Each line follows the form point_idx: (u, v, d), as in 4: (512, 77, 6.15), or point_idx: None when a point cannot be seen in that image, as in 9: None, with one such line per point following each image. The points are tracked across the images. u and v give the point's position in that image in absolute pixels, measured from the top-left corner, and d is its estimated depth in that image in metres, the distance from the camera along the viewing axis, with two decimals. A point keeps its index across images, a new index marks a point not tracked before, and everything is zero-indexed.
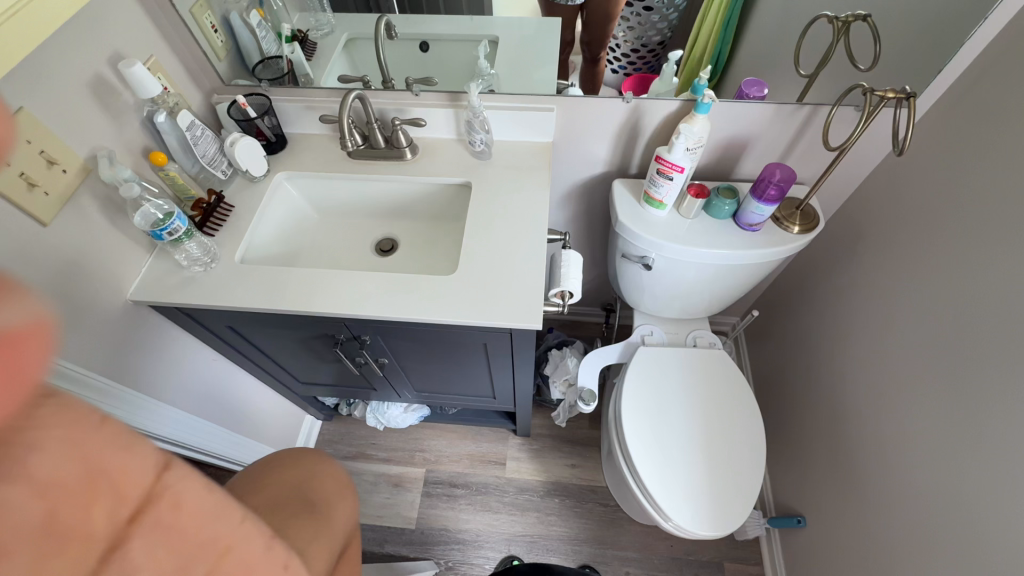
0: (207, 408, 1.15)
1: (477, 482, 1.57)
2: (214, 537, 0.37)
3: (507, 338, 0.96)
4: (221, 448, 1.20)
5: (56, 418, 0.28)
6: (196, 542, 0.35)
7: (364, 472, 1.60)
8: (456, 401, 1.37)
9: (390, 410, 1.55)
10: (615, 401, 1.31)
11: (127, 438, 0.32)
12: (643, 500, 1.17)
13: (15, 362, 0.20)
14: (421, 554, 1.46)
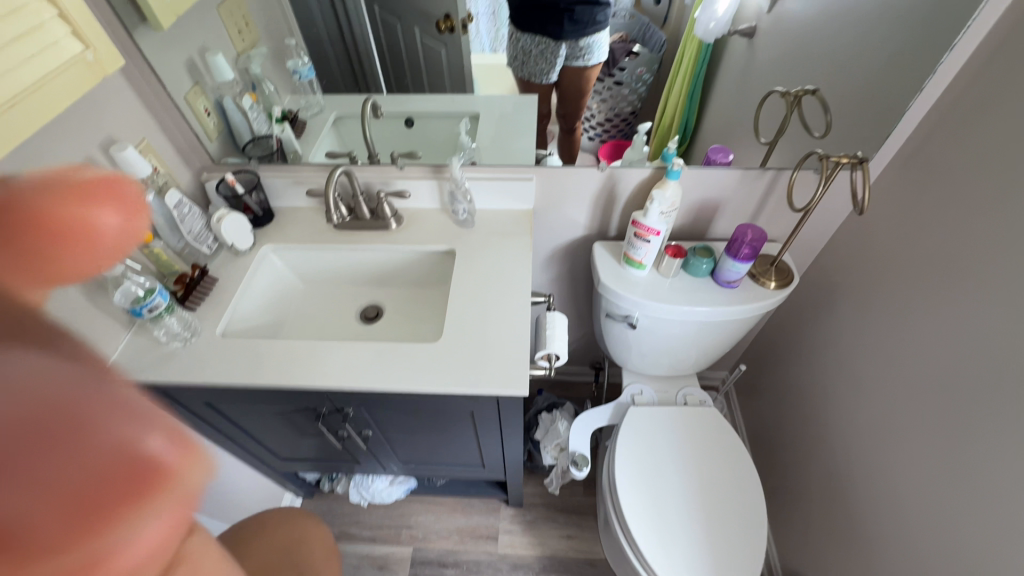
0: None
1: (468, 561, 1.48)
2: None
3: (494, 405, 0.94)
4: None
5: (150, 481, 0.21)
6: None
7: (346, 555, 1.49)
8: (444, 472, 1.32)
9: (375, 483, 1.46)
10: (608, 465, 1.27)
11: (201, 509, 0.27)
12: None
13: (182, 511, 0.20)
14: None
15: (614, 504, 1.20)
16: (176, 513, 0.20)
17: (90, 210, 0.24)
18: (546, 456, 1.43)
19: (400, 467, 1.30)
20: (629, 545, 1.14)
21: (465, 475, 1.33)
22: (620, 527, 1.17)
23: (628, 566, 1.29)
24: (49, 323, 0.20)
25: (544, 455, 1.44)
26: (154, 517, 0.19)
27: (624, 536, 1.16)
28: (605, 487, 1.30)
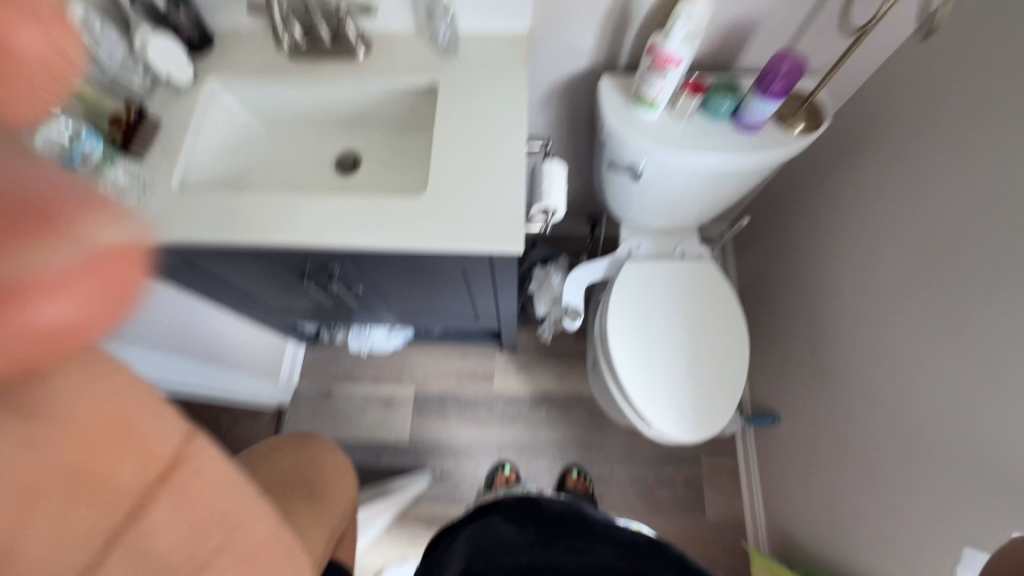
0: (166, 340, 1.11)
1: (466, 398, 1.61)
2: (227, 512, 0.54)
3: (488, 264, 0.89)
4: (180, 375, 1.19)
5: None
6: (215, 513, 0.53)
7: (354, 394, 1.63)
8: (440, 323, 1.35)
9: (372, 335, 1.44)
10: (600, 317, 1.30)
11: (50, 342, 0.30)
12: (632, 413, 1.20)
13: None
14: (418, 466, 1.54)
15: (603, 352, 1.25)
16: None
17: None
18: (539, 307, 1.44)
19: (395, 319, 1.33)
20: (619, 388, 1.22)
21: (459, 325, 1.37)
22: (610, 372, 1.23)
23: (613, 401, 1.41)
24: None
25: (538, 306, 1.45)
26: None
27: (613, 380, 1.23)
28: (595, 336, 1.35)
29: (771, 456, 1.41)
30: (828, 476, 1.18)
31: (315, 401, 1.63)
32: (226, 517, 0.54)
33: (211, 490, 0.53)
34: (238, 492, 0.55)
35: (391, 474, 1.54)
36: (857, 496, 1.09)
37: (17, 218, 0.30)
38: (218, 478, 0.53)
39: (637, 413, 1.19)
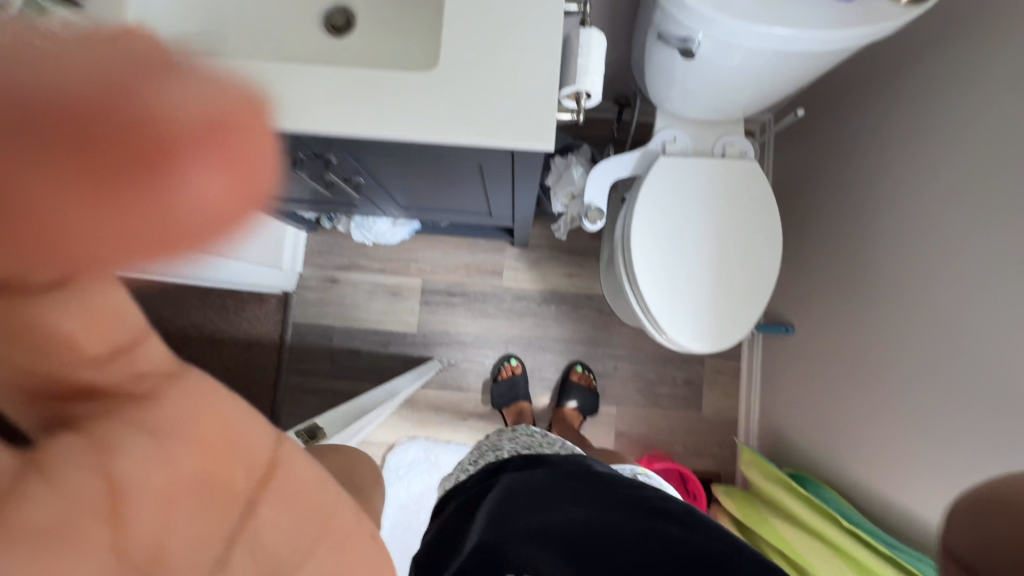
0: None
1: (474, 292, 1.58)
2: (328, 503, 0.32)
3: (507, 159, 0.77)
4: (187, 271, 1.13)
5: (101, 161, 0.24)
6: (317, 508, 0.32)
7: (359, 282, 1.60)
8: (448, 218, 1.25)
9: (376, 226, 1.37)
10: (623, 219, 1.19)
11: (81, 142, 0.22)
12: (647, 322, 1.16)
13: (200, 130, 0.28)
14: (427, 354, 1.58)
15: (623, 258, 1.17)
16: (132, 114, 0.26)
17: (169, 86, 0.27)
18: (556, 203, 1.33)
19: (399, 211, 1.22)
20: (636, 296, 1.16)
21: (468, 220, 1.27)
22: (628, 280, 1.17)
23: (627, 304, 1.37)
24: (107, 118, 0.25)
25: (555, 202, 1.33)
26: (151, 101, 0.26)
27: (630, 288, 1.16)
28: (615, 239, 1.25)
29: (777, 363, 1.43)
30: (834, 389, 1.19)
31: (321, 288, 1.60)
32: (325, 511, 0.32)
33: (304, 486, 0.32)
34: (329, 486, 0.33)
35: (401, 361, 1.57)
36: (860, 410, 1.11)
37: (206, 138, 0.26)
38: (301, 488, 0.31)
39: (653, 323, 1.14)
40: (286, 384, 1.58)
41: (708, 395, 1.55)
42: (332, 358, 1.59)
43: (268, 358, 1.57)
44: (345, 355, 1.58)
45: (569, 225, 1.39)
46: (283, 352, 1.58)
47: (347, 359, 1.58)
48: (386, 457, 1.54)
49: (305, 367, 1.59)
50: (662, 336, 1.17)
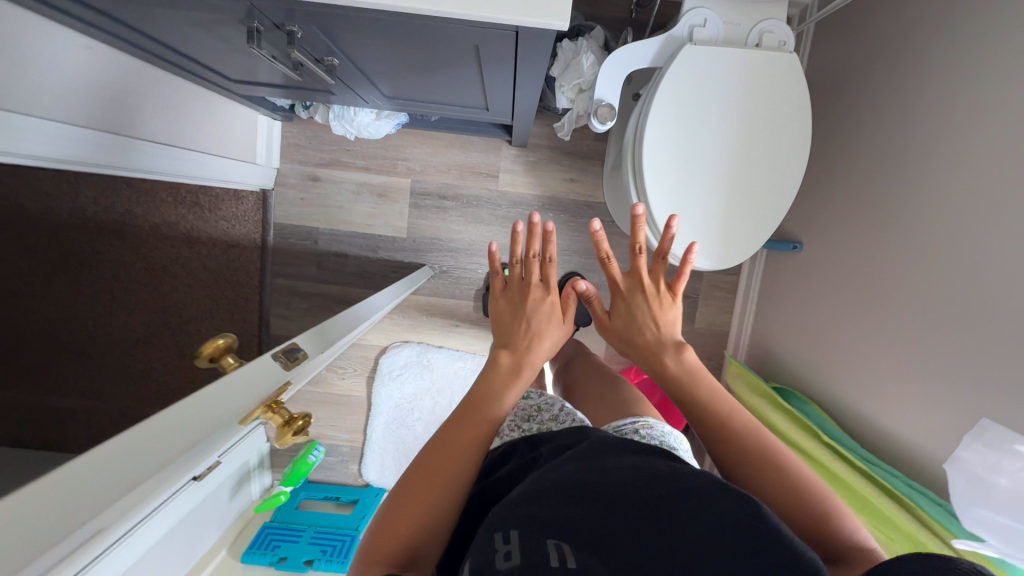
0: (103, 114, 0.94)
1: (468, 196, 1.48)
2: (474, 402, 0.57)
3: (512, 39, 0.64)
4: (135, 163, 1.06)
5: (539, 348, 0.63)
6: (472, 407, 0.57)
7: (343, 181, 1.48)
8: (440, 110, 1.11)
9: (358, 117, 1.20)
10: (637, 121, 1.05)
11: (541, 345, 0.63)
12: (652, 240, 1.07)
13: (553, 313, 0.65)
14: (417, 261, 1.52)
15: (633, 167, 1.05)
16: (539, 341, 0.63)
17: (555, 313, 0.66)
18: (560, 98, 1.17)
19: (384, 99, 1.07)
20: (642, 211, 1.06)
21: (464, 114, 1.13)
22: (637, 193, 1.06)
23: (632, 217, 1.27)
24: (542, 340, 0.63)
25: (559, 97, 1.18)
26: (547, 322, 0.64)
27: (638, 202, 1.06)
28: (624, 145, 1.12)
29: (778, 282, 1.39)
30: (835, 311, 1.17)
31: (302, 187, 1.49)
32: (470, 409, 0.57)
33: (482, 389, 0.58)
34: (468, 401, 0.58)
35: (390, 267, 1.52)
36: (857, 333, 1.10)
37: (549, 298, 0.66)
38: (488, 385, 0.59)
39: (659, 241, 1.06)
40: (272, 285, 1.55)
41: (702, 311, 1.54)
42: (319, 262, 1.53)
43: (252, 260, 1.52)
44: (332, 259, 1.52)
45: (573, 124, 1.25)
46: (265, 254, 1.53)
47: (334, 263, 1.52)
48: (378, 360, 1.56)
49: (291, 270, 1.53)
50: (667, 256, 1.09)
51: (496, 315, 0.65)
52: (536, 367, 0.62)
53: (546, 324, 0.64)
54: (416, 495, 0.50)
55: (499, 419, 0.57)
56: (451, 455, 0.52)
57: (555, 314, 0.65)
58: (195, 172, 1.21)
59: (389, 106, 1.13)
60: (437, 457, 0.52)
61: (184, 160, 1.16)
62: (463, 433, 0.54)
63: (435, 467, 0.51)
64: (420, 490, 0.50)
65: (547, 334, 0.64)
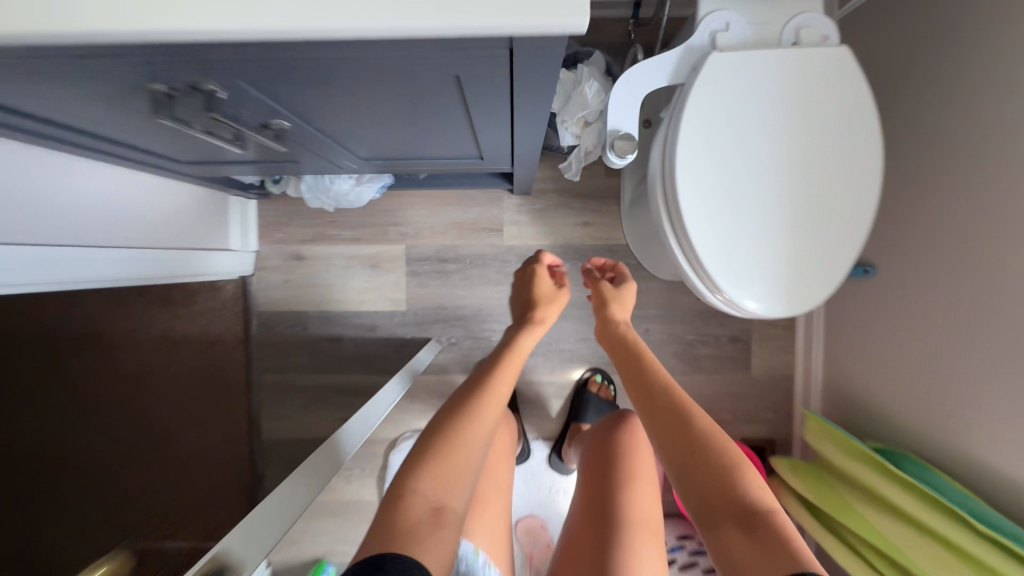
0: (28, 228, 0.75)
1: (471, 256, 1.30)
2: (498, 372, 0.80)
3: (505, 59, 0.46)
4: (68, 276, 0.87)
5: (538, 329, 0.92)
6: (499, 365, 0.82)
7: (329, 257, 1.31)
8: (427, 163, 0.95)
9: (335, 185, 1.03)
10: (661, 144, 0.86)
11: (543, 317, 0.95)
12: (700, 284, 0.87)
13: (552, 300, 1.00)
14: (422, 336, 1.32)
15: (663, 199, 0.86)
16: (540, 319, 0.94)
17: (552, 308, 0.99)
18: (565, 134, 1.01)
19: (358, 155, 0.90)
20: (683, 250, 0.87)
21: (456, 164, 0.96)
22: (673, 229, 0.86)
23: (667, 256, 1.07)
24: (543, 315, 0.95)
25: (563, 133, 1.02)
26: (550, 309, 0.98)
27: (676, 240, 0.86)
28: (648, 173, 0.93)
29: (848, 313, 1.17)
30: (937, 346, 0.95)
31: (285, 268, 1.32)
32: (496, 377, 0.79)
33: (508, 361, 0.83)
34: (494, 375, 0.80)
35: (391, 346, 1.32)
36: (978, 374, 0.87)
37: (548, 297, 1.00)
38: (509, 368, 0.82)
39: (711, 285, 0.86)
40: (260, 384, 1.34)
41: (757, 353, 1.31)
42: (311, 350, 1.34)
43: (236, 356, 1.32)
44: (324, 345, 1.33)
45: (583, 161, 1.08)
46: (251, 348, 1.33)
47: (328, 349, 1.34)
48: (388, 455, 1.34)
49: (281, 362, 1.35)
50: (720, 302, 0.89)
51: (519, 294, 1.07)
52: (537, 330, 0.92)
53: (551, 292, 1.01)
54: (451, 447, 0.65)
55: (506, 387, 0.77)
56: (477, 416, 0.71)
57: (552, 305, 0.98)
58: (147, 275, 1.04)
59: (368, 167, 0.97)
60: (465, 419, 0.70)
61: (135, 262, 0.99)
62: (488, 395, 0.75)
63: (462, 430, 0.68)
64: (452, 448, 0.65)
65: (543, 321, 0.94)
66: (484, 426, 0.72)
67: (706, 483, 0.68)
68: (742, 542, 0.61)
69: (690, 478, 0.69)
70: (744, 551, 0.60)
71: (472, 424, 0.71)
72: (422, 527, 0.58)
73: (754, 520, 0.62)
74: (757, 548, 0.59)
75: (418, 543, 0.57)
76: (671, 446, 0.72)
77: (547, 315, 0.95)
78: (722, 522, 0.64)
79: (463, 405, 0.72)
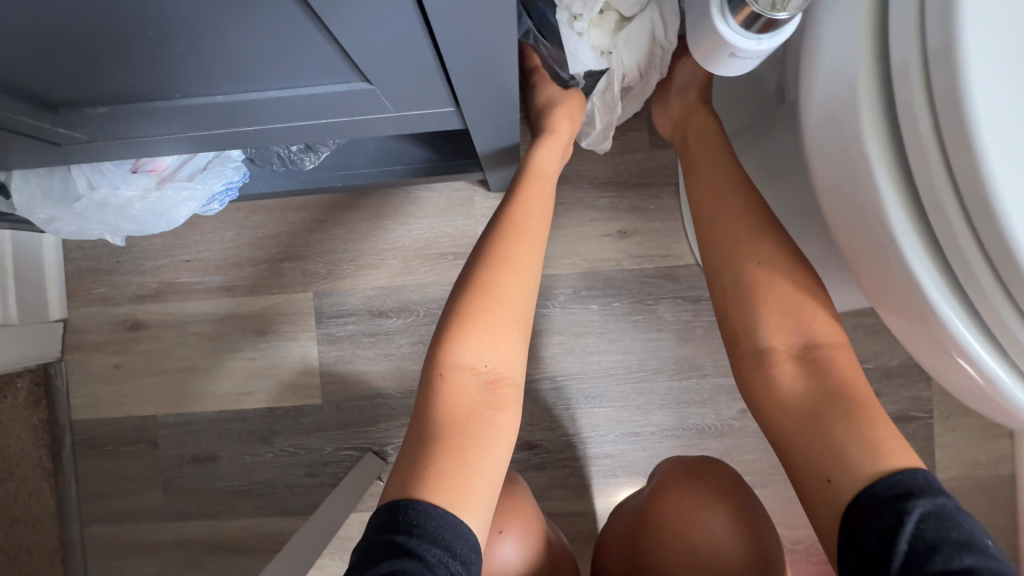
0: None
1: (427, 305, 0.75)
2: (510, 225, 0.50)
3: None
4: None
5: (554, 149, 0.57)
6: (506, 215, 0.51)
7: (186, 322, 0.76)
8: (262, 114, 0.36)
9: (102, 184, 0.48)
10: (900, 26, 0.35)
11: (566, 133, 0.58)
12: (987, 377, 0.36)
13: (573, 107, 0.59)
14: (351, 448, 0.76)
15: (893, 164, 0.36)
16: (562, 137, 0.57)
17: (574, 113, 0.59)
18: (581, 48, 0.52)
19: (44, 84, 0.32)
20: (956, 283, 0.36)
21: (338, 109, 0.37)
22: (930, 232, 0.36)
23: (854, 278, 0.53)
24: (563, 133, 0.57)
25: (575, 46, 0.53)
26: (572, 118, 0.59)
27: (937, 262, 0.36)
28: (802, 123, 0.43)
29: None
30: None
31: (112, 345, 0.77)
32: (508, 233, 0.50)
33: (522, 201, 0.52)
34: (510, 228, 0.50)
35: (301, 468, 0.77)
36: None
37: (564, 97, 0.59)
38: (534, 213, 0.52)
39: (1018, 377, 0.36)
40: (89, 544, 0.78)
41: (946, 445, 0.73)
42: (166, 483, 0.78)
43: (44, 500, 0.77)
44: (188, 473, 0.77)
45: (620, 101, 0.61)
46: (69, 487, 0.78)
47: (194, 478, 0.77)
48: None
49: (116, 507, 0.78)
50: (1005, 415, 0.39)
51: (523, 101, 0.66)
52: (559, 142, 0.57)
53: (563, 95, 0.59)
54: (474, 320, 0.47)
55: (538, 247, 0.51)
56: (496, 284, 0.48)
57: (579, 109, 0.59)
58: None
59: (127, 133, 0.38)
60: (479, 296, 0.47)
61: None
62: (496, 256, 0.49)
63: (481, 303, 0.47)
64: (472, 329, 0.46)
65: (560, 129, 0.57)
66: (518, 285, 0.48)
67: (746, 312, 0.51)
68: (793, 373, 0.48)
69: (726, 278, 0.52)
70: (791, 379, 0.48)
71: (498, 282, 0.48)
72: (466, 430, 0.44)
73: (816, 352, 0.48)
74: (811, 381, 0.47)
75: (462, 458, 0.43)
76: (709, 244, 0.54)
77: (568, 131, 0.58)
78: (763, 344, 0.50)
79: (478, 282, 0.48)
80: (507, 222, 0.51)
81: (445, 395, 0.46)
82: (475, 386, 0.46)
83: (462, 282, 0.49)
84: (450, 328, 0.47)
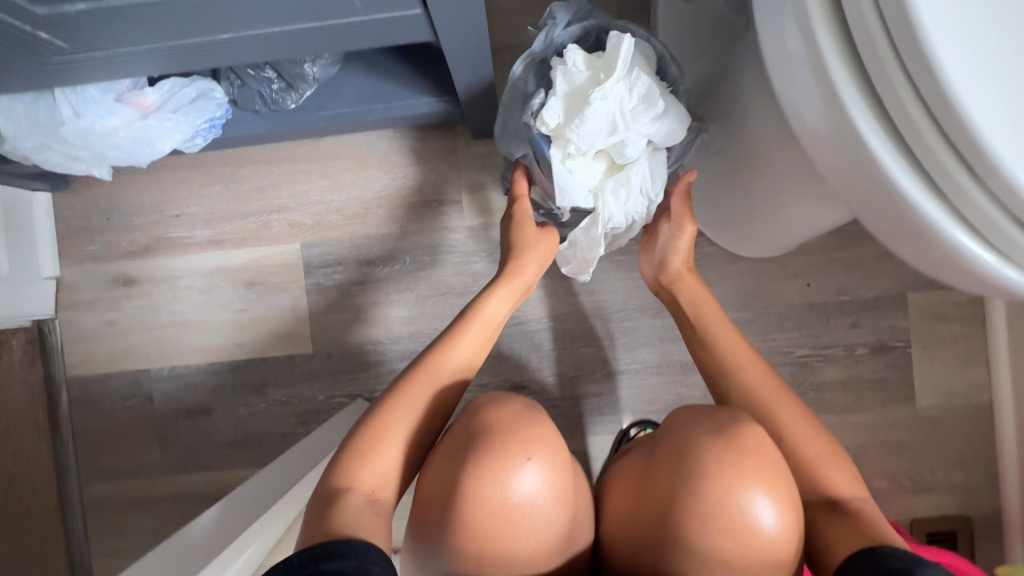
0: None
1: (413, 253, 0.76)
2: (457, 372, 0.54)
3: None
4: None
5: (509, 294, 0.62)
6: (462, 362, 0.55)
7: (177, 277, 0.78)
8: (234, 12, 0.37)
9: (88, 112, 0.49)
10: None
11: (525, 281, 0.63)
12: (940, 238, 0.37)
13: (540, 249, 0.64)
14: (343, 395, 0.77)
15: (844, 42, 0.38)
16: (519, 285, 0.63)
17: (539, 257, 0.64)
18: (569, 184, 0.54)
19: None
20: (906, 147, 0.37)
21: (307, 6, 0.38)
22: (884, 109, 0.37)
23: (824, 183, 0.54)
24: (520, 278, 0.62)
25: (565, 182, 0.55)
26: (537, 263, 0.64)
27: (895, 138, 0.37)
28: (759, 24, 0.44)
29: None
30: None
31: (104, 302, 0.78)
32: (449, 379, 0.53)
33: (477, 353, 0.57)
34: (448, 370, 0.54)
35: (294, 417, 0.78)
36: None
37: (532, 236, 0.64)
38: (472, 361, 0.56)
39: (972, 235, 0.36)
40: (87, 504, 0.79)
41: (925, 373, 0.74)
42: (162, 437, 0.79)
43: None
44: (182, 427, 0.78)
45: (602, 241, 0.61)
46: (66, 444, 0.78)
47: (189, 432, 0.79)
48: None
49: (113, 464, 0.79)
50: (973, 284, 0.40)
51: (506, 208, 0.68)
52: (510, 287, 0.62)
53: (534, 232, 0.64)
54: (377, 445, 0.48)
55: (455, 385, 0.54)
56: (399, 413, 0.50)
57: (545, 256, 0.65)
58: None
59: (105, 40, 0.40)
60: (385, 421, 0.49)
61: None
62: (407, 390, 0.51)
63: (382, 434, 0.48)
64: (371, 445, 0.47)
65: (520, 276, 0.63)
66: (422, 420, 0.50)
67: None
68: (834, 526, 0.45)
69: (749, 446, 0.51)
70: (830, 528, 0.45)
71: (408, 419, 0.50)
72: (361, 528, 0.42)
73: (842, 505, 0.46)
74: (847, 524, 0.44)
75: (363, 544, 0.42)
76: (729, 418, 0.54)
77: (526, 279, 0.63)
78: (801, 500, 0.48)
79: (382, 417, 0.49)
80: (438, 358, 0.54)
81: (342, 505, 0.44)
82: (368, 505, 0.45)
83: (368, 415, 0.50)
84: (351, 449, 0.47)
